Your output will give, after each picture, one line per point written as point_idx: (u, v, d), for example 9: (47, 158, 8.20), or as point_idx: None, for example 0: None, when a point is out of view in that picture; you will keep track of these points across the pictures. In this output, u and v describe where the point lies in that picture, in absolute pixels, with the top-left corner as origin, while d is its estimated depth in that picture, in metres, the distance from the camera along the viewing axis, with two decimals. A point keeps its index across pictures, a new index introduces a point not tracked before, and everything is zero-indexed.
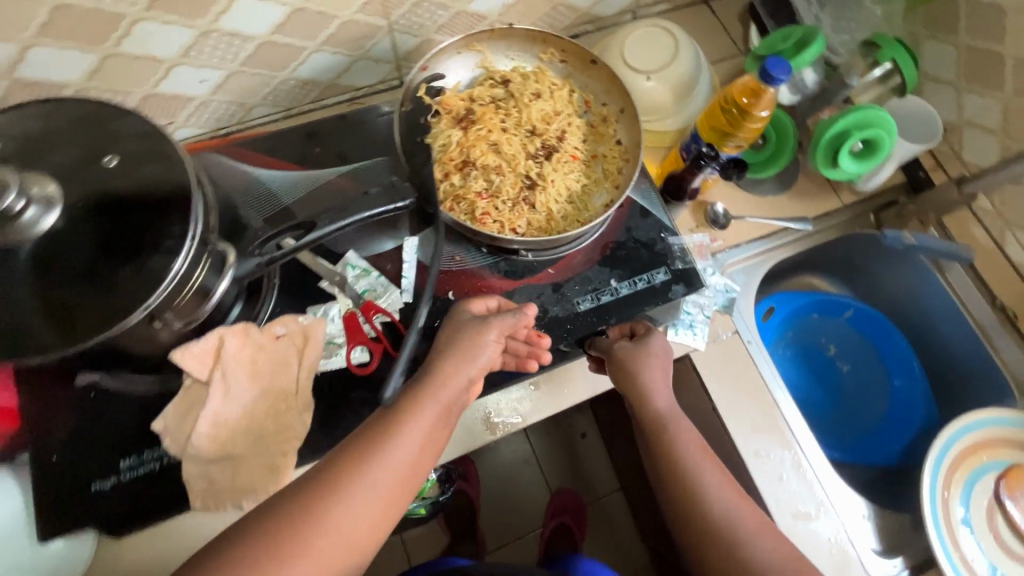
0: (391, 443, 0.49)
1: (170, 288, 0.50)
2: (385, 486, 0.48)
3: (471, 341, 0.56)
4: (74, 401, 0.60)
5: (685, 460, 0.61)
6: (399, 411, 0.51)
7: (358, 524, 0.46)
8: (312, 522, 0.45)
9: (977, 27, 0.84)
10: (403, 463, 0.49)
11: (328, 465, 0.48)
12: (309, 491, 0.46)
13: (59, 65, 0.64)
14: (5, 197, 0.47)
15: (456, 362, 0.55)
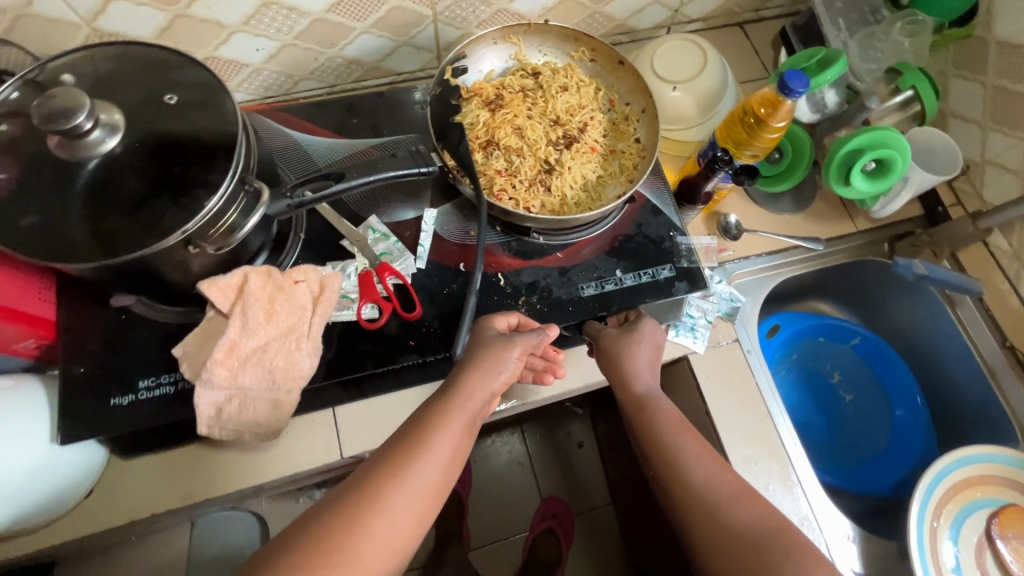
0: (423, 447, 0.49)
1: (205, 219, 0.54)
2: (422, 491, 0.47)
3: (495, 358, 0.57)
4: (106, 321, 0.66)
5: (663, 435, 0.61)
6: (427, 416, 0.52)
7: (399, 529, 0.46)
8: (353, 526, 0.44)
9: (1005, 68, 0.86)
10: (436, 468, 0.49)
11: (363, 472, 0.48)
12: (347, 497, 0.46)
13: (133, 20, 0.71)
14: (78, 117, 0.50)
15: (482, 375, 0.56)
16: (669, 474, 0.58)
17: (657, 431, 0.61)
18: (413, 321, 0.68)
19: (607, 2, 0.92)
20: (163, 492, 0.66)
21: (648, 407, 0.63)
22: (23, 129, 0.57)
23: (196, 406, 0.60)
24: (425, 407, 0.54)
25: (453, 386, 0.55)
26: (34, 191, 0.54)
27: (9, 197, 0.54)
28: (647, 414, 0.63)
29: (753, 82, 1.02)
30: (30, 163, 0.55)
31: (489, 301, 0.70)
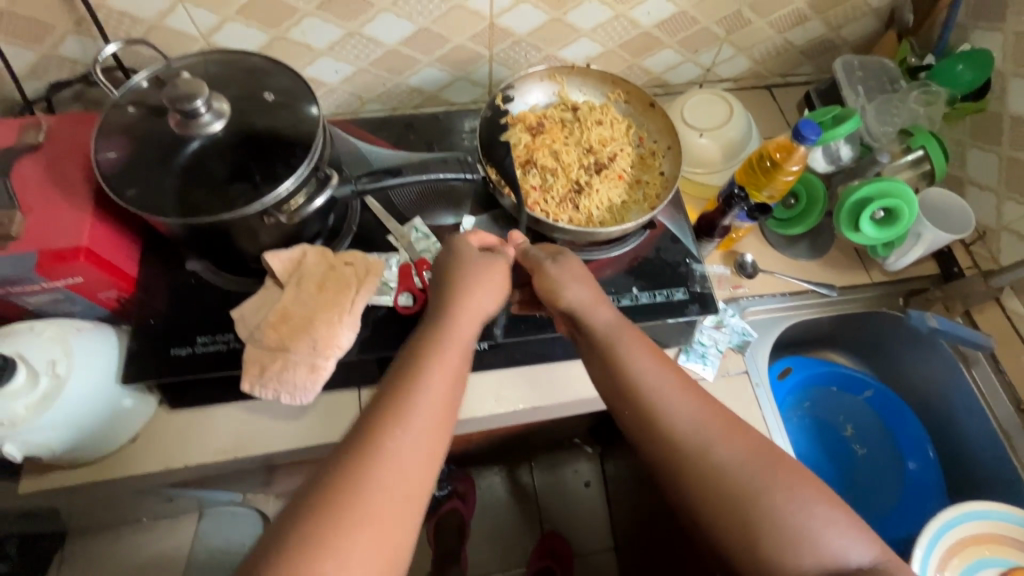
0: (421, 380, 0.53)
1: (276, 198, 0.64)
2: (428, 419, 0.51)
3: (489, 294, 0.63)
4: (178, 283, 0.75)
5: (648, 389, 0.58)
6: (417, 350, 0.56)
7: (415, 450, 0.49)
8: (373, 447, 0.48)
9: (1018, 141, 0.91)
10: (430, 401, 0.52)
11: (365, 417, 0.50)
12: (360, 432, 0.49)
13: (240, 39, 0.84)
14: (196, 100, 0.63)
15: (464, 311, 0.60)
16: (648, 425, 0.57)
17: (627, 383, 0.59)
18: None
19: (645, 57, 1.03)
20: (202, 443, 0.72)
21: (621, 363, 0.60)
22: (144, 114, 0.68)
23: (245, 361, 0.67)
24: (411, 345, 0.57)
25: (434, 325, 0.59)
26: (148, 163, 0.66)
27: (126, 165, 0.66)
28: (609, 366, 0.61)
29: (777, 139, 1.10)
30: (150, 141, 0.66)
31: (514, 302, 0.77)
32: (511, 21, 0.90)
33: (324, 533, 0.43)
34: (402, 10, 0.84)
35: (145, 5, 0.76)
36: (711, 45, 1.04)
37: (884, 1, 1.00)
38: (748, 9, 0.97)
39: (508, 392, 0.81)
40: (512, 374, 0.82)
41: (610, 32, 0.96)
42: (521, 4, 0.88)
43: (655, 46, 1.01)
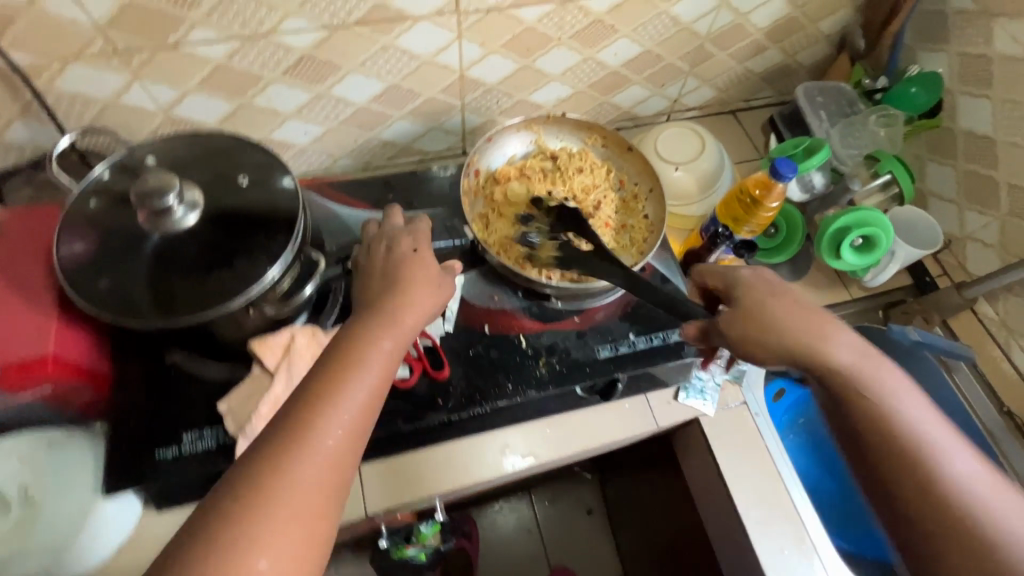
0: (357, 369, 0.54)
1: (262, 288, 0.61)
2: (357, 405, 0.52)
3: (433, 293, 0.64)
4: (156, 377, 0.70)
5: (815, 348, 0.58)
6: (357, 336, 0.57)
7: (345, 437, 0.51)
8: (305, 433, 0.49)
9: (973, 155, 0.96)
10: (362, 393, 0.53)
11: (298, 400, 0.52)
12: (291, 414, 0.50)
13: (202, 110, 0.81)
14: (168, 197, 0.60)
15: (406, 305, 0.62)
16: (857, 401, 0.56)
17: (805, 356, 0.59)
18: (441, 380, 0.73)
19: (613, 94, 1.04)
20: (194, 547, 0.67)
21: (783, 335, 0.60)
22: (109, 206, 0.65)
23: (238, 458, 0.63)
24: (349, 330, 0.59)
25: (375, 314, 0.60)
26: (122, 259, 0.63)
27: (90, 263, 0.63)
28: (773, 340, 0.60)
29: (746, 163, 1.12)
30: (121, 237, 0.64)
31: (512, 361, 0.75)
32: (481, 72, 0.89)
33: (253, 511, 0.44)
34: (371, 69, 0.82)
35: (98, 85, 0.72)
36: (677, 78, 1.05)
37: (834, 28, 1.03)
38: (710, 44, 0.99)
39: (513, 450, 0.79)
40: (514, 430, 0.81)
41: (579, 74, 0.96)
42: (491, 55, 0.87)
43: (623, 84, 1.02)
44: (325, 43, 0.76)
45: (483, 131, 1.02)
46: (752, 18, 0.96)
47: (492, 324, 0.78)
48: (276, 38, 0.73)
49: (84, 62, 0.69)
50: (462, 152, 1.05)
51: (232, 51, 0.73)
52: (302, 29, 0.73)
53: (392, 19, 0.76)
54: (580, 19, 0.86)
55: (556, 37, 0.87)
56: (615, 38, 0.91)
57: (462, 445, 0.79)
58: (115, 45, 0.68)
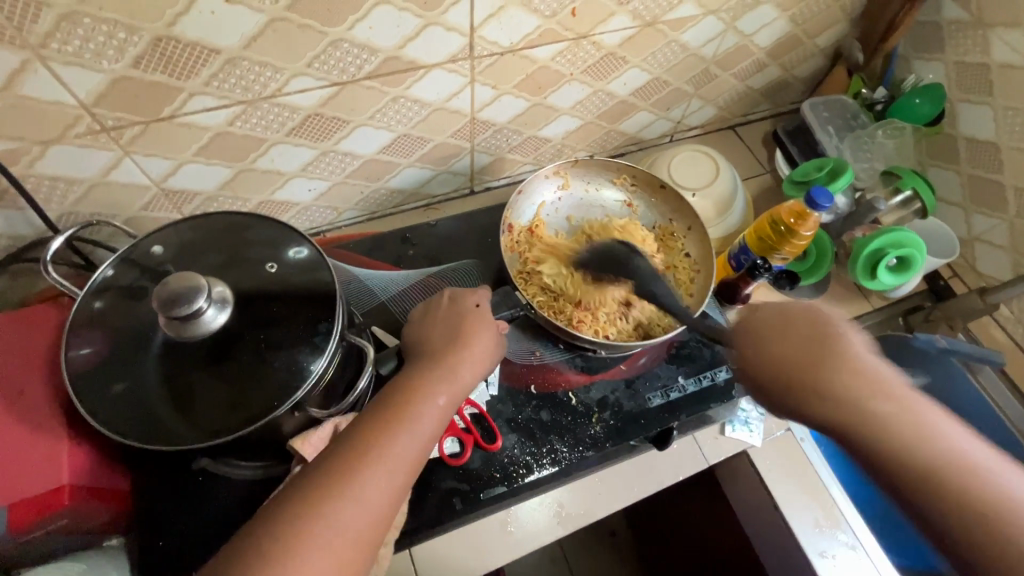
0: (412, 420, 0.54)
1: (308, 386, 0.56)
2: (405, 461, 0.52)
3: (493, 347, 0.64)
4: (181, 486, 0.64)
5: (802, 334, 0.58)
6: (412, 384, 0.57)
7: (389, 491, 0.50)
8: (350, 484, 0.49)
9: (976, 160, 0.97)
10: (414, 442, 0.53)
11: (345, 444, 0.51)
12: (338, 461, 0.50)
13: (199, 178, 0.74)
14: (197, 300, 0.52)
15: (463, 360, 0.61)
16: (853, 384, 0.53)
17: (831, 363, 0.54)
18: (495, 452, 0.69)
19: (620, 122, 1.01)
20: None
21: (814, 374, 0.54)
22: (114, 304, 0.59)
23: None
24: (402, 379, 0.58)
25: (434, 366, 0.60)
26: (139, 361, 0.57)
27: (101, 368, 0.57)
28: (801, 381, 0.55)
29: (753, 179, 1.12)
30: (133, 339, 0.58)
31: (564, 422, 0.72)
32: (492, 113, 0.85)
33: (292, 552, 0.45)
34: (380, 121, 0.77)
35: (83, 165, 0.65)
36: (682, 101, 1.03)
37: (830, 41, 1.03)
38: (716, 66, 0.98)
39: (569, 509, 0.76)
40: (567, 488, 0.77)
41: (588, 106, 0.93)
42: (502, 96, 0.83)
43: (631, 111, 1.00)
44: (332, 100, 0.71)
45: (491, 169, 0.98)
46: (755, 38, 0.95)
47: (540, 382, 0.74)
48: (281, 99, 0.68)
49: (69, 142, 0.62)
50: (469, 192, 1.00)
51: (233, 116, 0.67)
52: (309, 88, 0.68)
53: (402, 70, 0.71)
54: (592, 54, 0.83)
55: (568, 72, 0.84)
56: (625, 69, 0.88)
57: (515, 511, 0.75)
58: (103, 122, 0.61)
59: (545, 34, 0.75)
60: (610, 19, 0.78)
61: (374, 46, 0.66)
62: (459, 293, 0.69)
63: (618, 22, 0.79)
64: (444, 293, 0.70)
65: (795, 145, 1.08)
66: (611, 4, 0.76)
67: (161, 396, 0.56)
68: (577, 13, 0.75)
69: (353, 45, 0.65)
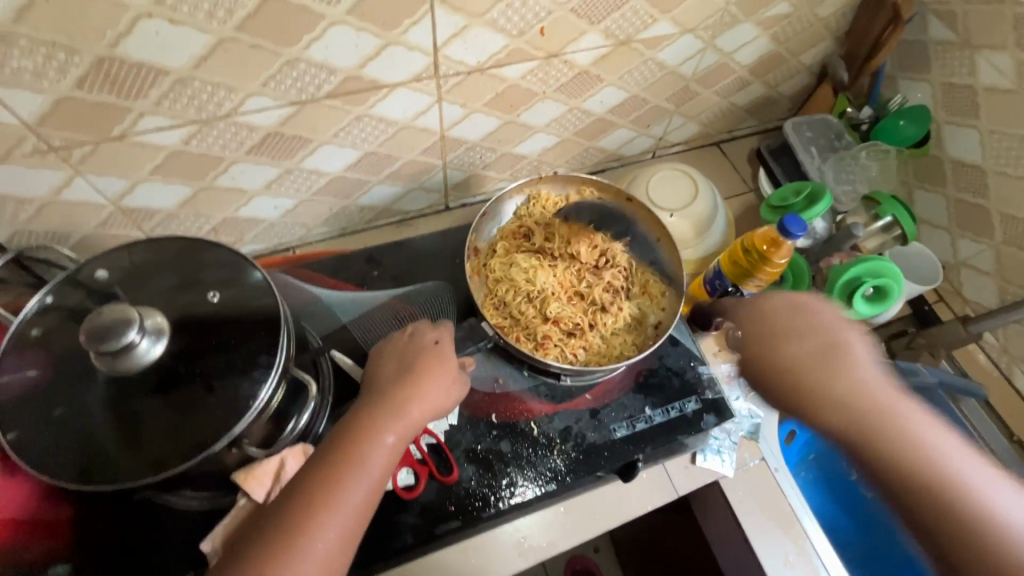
0: (359, 466, 0.51)
1: (250, 418, 0.54)
2: (353, 509, 0.49)
3: (451, 383, 0.61)
4: (129, 514, 0.64)
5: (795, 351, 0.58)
6: (358, 425, 0.54)
7: (337, 544, 0.48)
8: (296, 545, 0.46)
9: (962, 184, 0.95)
10: (363, 491, 0.50)
11: (289, 496, 0.49)
12: (282, 513, 0.48)
13: (157, 196, 0.72)
14: (128, 332, 0.51)
15: (416, 396, 0.57)
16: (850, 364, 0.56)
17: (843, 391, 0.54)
18: (452, 483, 0.70)
19: (599, 139, 0.99)
20: None
21: (843, 389, 0.54)
22: (55, 328, 0.57)
23: None
24: (350, 419, 0.55)
25: (383, 403, 0.56)
26: (80, 389, 0.55)
27: (41, 393, 0.55)
28: (850, 410, 0.53)
29: (736, 198, 1.09)
30: (69, 366, 0.55)
31: (524, 453, 0.72)
32: (463, 131, 0.83)
33: None
34: (344, 139, 0.75)
35: (33, 184, 0.63)
36: (663, 118, 1.01)
37: (816, 59, 1.01)
38: (696, 84, 0.95)
39: (532, 541, 0.72)
40: (531, 518, 0.73)
41: (565, 124, 0.92)
42: (472, 114, 0.81)
43: (609, 128, 0.97)
44: (293, 118, 0.69)
45: (466, 186, 0.96)
46: (737, 56, 0.93)
47: (502, 410, 0.75)
48: (237, 118, 0.66)
49: (16, 162, 0.60)
50: (445, 208, 0.98)
51: (188, 135, 0.65)
52: (267, 107, 0.66)
53: (365, 89, 0.69)
54: (565, 72, 0.81)
55: (541, 91, 0.82)
56: (600, 87, 0.87)
57: (477, 541, 0.71)
58: (50, 141, 0.60)
59: (514, 53, 0.73)
60: (581, 38, 0.76)
61: (333, 65, 0.64)
62: (421, 328, 0.67)
63: (590, 40, 0.77)
64: (406, 329, 0.67)
65: (778, 163, 1.07)
66: (582, 24, 0.74)
67: (102, 422, 0.54)
68: (546, 32, 0.73)
69: (310, 65, 0.63)
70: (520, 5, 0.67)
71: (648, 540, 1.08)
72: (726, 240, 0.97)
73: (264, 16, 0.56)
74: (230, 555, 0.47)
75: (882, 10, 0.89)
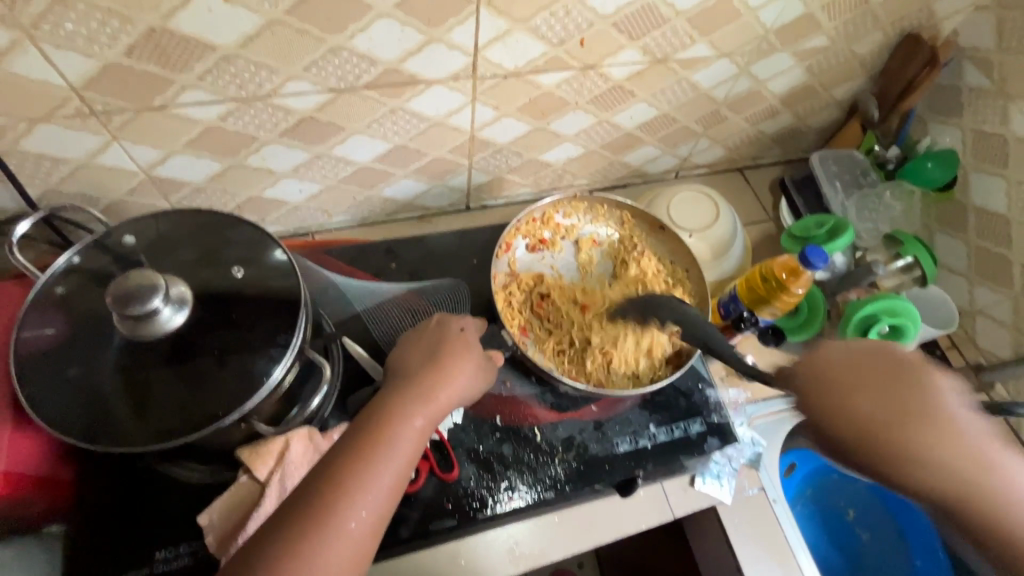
0: (389, 445, 0.50)
1: (263, 393, 0.55)
2: (385, 491, 0.48)
3: (477, 374, 0.60)
4: (127, 481, 0.64)
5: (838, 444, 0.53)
6: (388, 407, 0.53)
7: (368, 524, 0.47)
8: (326, 522, 0.45)
9: (985, 231, 0.94)
10: (392, 472, 0.49)
11: (317, 475, 0.48)
12: (313, 491, 0.46)
13: (187, 170, 0.73)
14: (152, 299, 0.52)
15: (445, 380, 0.57)
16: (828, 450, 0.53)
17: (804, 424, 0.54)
18: (450, 481, 0.70)
19: (625, 154, 1.00)
20: None
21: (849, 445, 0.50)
22: (79, 288, 0.58)
23: None
24: (378, 401, 0.54)
25: (411, 386, 0.55)
26: (98, 351, 0.55)
27: (58, 353, 0.55)
28: None
29: (755, 225, 1.09)
30: (89, 327, 0.56)
31: (525, 459, 0.72)
32: (492, 133, 0.84)
33: None
34: (376, 130, 0.76)
35: (71, 145, 0.64)
36: (689, 139, 1.01)
37: (848, 95, 1.01)
38: (726, 109, 0.96)
39: (524, 548, 0.72)
40: (525, 524, 0.73)
41: (592, 136, 0.92)
42: (504, 117, 0.82)
43: (636, 144, 0.98)
44: (329, 105, 0.70)
45: (488, 188, 0.97)
46: (769, 84, 0.93)
47: (509, 412, 0.75)
48: (275, 100, 0.67)
49: (56, 122, 0.61)
50: (465, 208, 0.99)
51: (227, 112, 0.67)
52: (306, 92, 0.67)
53: (403, 83, 0.70)
54: (600, 85, 0.81)
55: (574, 101, 0.83)
56: (632, 102, 0.87)
57: (471, 541, 0.71)
58: (92, 105, 0.61)
59: (552, 60, 0.74)
60: (620, 52, 0.77)
61: (375, 57, 0.65)
62: (446, 317, 0.66)
63: (628, 55, 0.78)
64: (433, 317, 0.66)
65: (800, 194, 1.07)
66: (621, 38, 0.75)
67: (115, 386, 0.55)
68: (585, 43, 0.73)
69: (352, 54, 0.64)
70: (563, 14, 0.68)
71: (637, 559, 1.07)
72: (743, 265, 0.97)
73: (314, 2, 0.57)
74: (256, 535, 0.46)
75: (919, 52, 0.90)
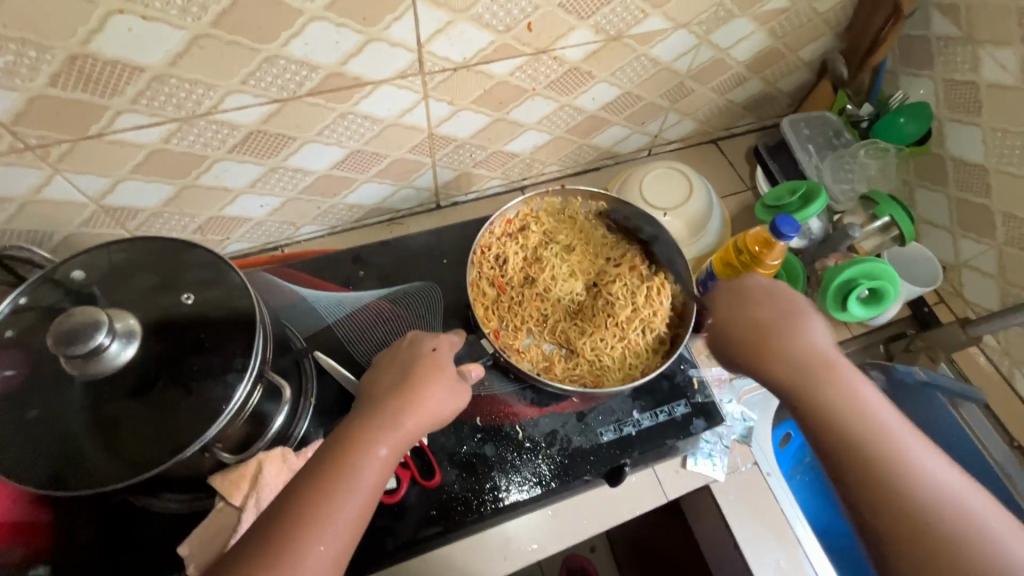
0: (353, 476, 0.49)
1: (225, 420, 0.54)
2: (347, 523, 0.47)
3: (450, 395, 0.59)
4: (107, 516, 0.63)
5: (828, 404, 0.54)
6: (352, 434, 0.52)
7: (329, 560, 0.46)
8: (282, 559, 0.44)
9: (964, 182, 0.92)
10: (355, 504, 0.48)
11: (277, 510, 0.47)
12: (272, 528, 0.46)
13: (139, 195, 0.71)
14: (96, 335, 0.51)
15: (413, 404, 0.55)
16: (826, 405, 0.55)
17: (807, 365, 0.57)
18: (434, 487, 0.69)
19: (593, 136, 0.97)
20: None
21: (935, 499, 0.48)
22: (31, 328, 0.56)
23: None
24: (343, 429, 0.53)
25: (377, 412, 0.54)
26: (54, 392, 0.54)
27: (14, 397, 0.54)
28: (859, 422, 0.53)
29: (733, 197, 1.07)
30: (43, 367, 0.55)
31: (508, 457, 0.72)
32: (451, 128, 0.82)
33: None
34: (329, 137, 0.74)
35: (11, 182, 0.63)
36: (657, 115, 0.99)
37: (816, 55, 0.98)
38: (691, 80, 0.93)
39: (517, 545, 0.71)
40: (516, 521, 0.72)
41: (555, 121, 0.90)
42: (461, 111, 0.80)
43: (602, 126, 0.96)
44: (274, 116, 0.68)
45: (457, 184, 0.95)
46: (732, 51, 0.90)
47: (488, 412, 0.74)
48: (217, 116, 0.65)
49: None
50: (436, 207, 0.97)
51: (169, 133, 0.65)
52: (248, 105, 0.65)
53: (348, 86, 0.68)
54: (556, 69, 0.79)
55: (531, 87, 0.81)
56: (592, 84, 0.85)
57: (462, 544, 0.70)
58: (26, 139, 0.59)
59: (501, 49, 0.72)
60: (571, 34, 0.74)
61: (314, 62, 0.63)
62: (420, 334, 0.64)
63: (580, 36, 0.75)
64: (405, 336, 0.64)
65: (775, 160, 1.05)
66: (571, 19, 0.72)
67: (76, 426, 0.53)
68: (533, 28, 0.71)
69: (290, 62, 0.62)
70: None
71: (643, 541, 1.07)
72: (721, 240, 0.95)
73: (240, 12, 0.55)
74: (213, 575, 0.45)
75: (882, 4, 0.87)
